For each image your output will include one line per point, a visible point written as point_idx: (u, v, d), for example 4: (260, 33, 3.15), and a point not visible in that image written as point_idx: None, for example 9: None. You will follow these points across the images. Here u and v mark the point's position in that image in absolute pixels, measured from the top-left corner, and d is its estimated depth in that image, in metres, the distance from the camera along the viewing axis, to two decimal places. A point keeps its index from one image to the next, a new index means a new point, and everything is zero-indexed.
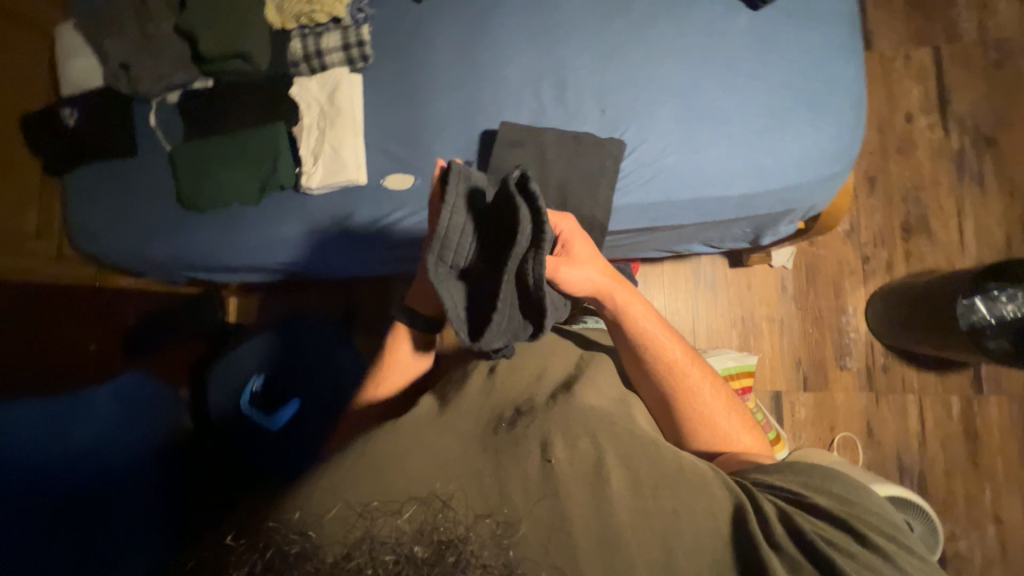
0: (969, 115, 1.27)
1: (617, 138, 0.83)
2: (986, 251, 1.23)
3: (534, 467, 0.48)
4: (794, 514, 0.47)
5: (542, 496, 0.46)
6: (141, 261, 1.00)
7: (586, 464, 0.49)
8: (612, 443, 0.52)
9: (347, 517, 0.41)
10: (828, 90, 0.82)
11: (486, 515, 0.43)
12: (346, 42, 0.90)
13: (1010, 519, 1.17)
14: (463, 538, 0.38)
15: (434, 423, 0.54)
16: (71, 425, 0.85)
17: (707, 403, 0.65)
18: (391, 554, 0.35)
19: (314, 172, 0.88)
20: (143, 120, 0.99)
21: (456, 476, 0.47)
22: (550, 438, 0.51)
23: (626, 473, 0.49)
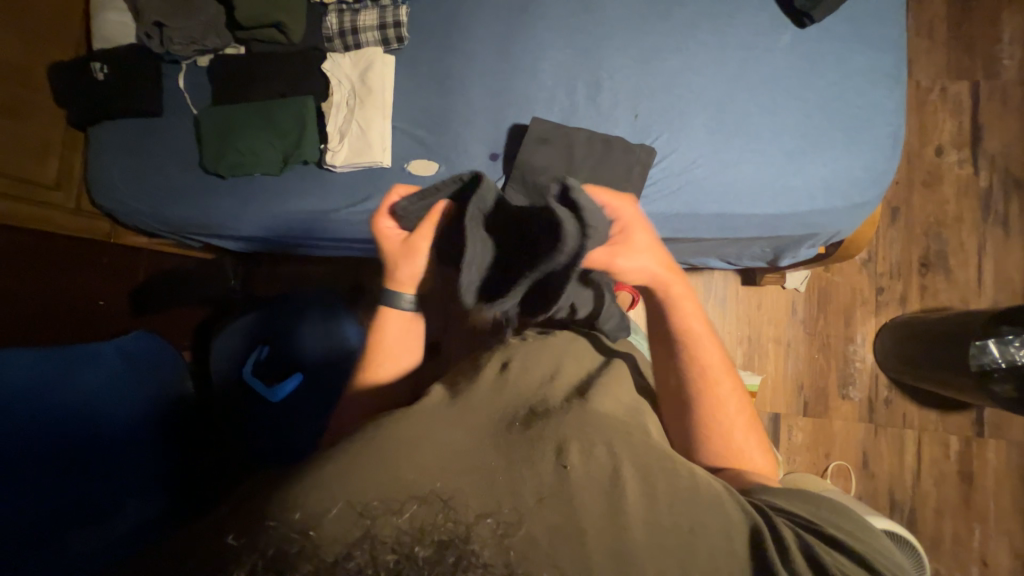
0: (1000, 154, 1.25)
1: (648, 145, 0.82)
2: (1002, 294, 1.22)
3: (548, 470, 0.48)
4: (820, 550, 0.46)
5: (554, 499, 0.45)
6: (157, 222, 1.00)
7: (601, 471, 0.49)
8: (628, 452, 0.51)
9: (348, 514, 0.41)
10: (865, 117, 0.81)
11: (488, 514, 0.43)
12: (382, 21, 0.89)
13: (996, 564, 1.17)
14: (464, 538, 0.38)
15: (446, 417, 0.55)
16: (73, 376, 0.81)
17: (730, 417, 0.64)
18: (391, 554, 0.36)
19: (339, 150, 0.88)
20: (172, 81, 0.98)
21: (466, 474, 0.47)
22: (567, 443, 0.50)
23: (642, 484, 0.49)
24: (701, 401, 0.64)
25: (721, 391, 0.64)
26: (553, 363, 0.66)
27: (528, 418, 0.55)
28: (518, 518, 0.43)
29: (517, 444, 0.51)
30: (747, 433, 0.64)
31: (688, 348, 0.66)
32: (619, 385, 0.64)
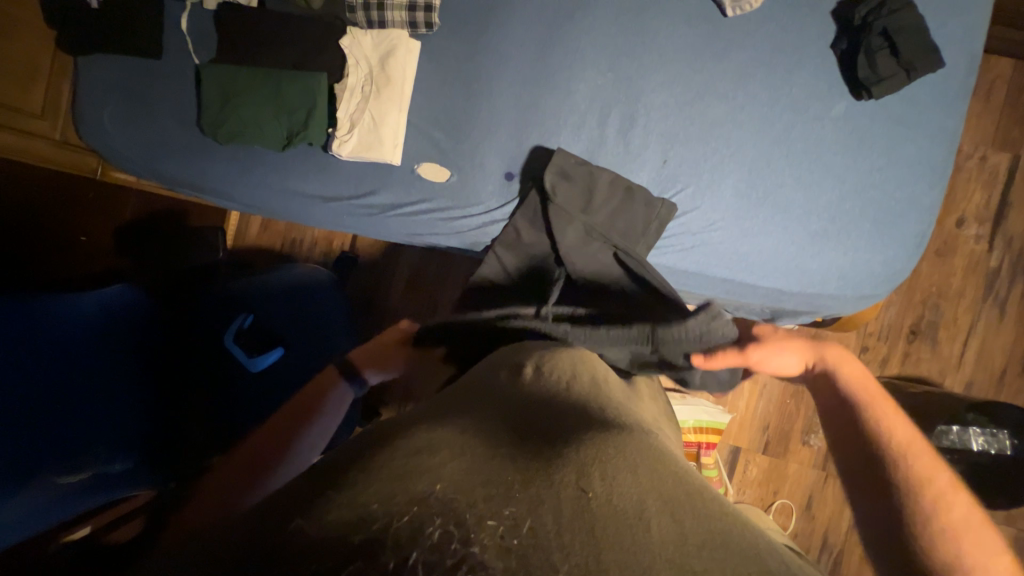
0: (1018, 237, 1.23)
1: (669, 199, 0.79)
2: (978, 374, 1.24)
3: (567, 493, 0.41)
4: None
5: (569, 522, 0.38)
6: (148, 172, 0.94)
7: (625, 499, 0.41)
8: (654, 481, 0.44)
9: (349, 516, 0.38)
10: (897, 208, 0.78)
11: (490, 517, 0.38)
12: (413, 2, 0.81)
13: None
14: (463, 543, 0.36)
15: (474, 424, 0.50)
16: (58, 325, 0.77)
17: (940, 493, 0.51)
18: (391, 561, 0.34)
19: (348, 139, 0.83)
20: (175, 20, 0.89)
21: (478, 477, 0.42)
22: (588, 463, 0.44)
23: (671, 520, 0.40)
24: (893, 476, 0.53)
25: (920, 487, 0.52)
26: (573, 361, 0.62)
27: (549, 431, 0.49)
28: (529, 524, 0.38)
29: (537, 457, 0.46)
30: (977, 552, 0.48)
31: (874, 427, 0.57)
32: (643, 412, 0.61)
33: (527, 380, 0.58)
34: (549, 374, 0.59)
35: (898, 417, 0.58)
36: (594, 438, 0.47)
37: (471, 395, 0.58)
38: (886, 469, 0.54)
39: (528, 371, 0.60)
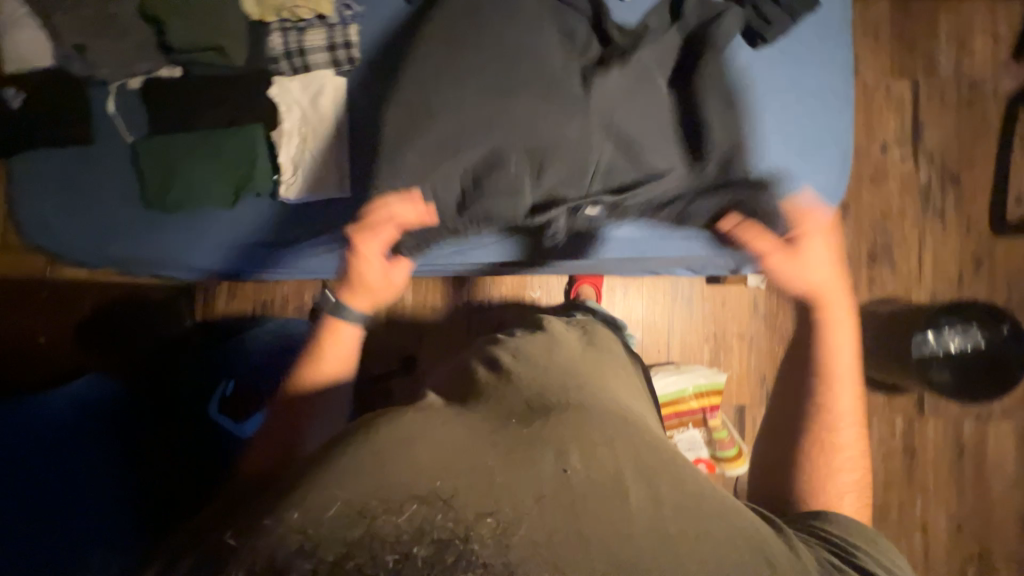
0: (938, 150, 1.32)
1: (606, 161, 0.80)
2: (939, 282, 1.31)
3: (549, 471, 0.46)
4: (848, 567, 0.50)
5: (551, 502, 0.44)
6: (98, 259, 0.93)
7: (605, 474, 0.47)
8: (632, 455, 0.51)
9: (348, 512, 0.41)
10: (817, 137, 0.85)
11: (488, 513, 0.42)
12: (332, 42, 0.86)
13: (936, 530, 1.28)
14: (462, 539, 0.40)
15: (446, 418, 0.53)
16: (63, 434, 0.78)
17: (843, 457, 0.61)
18: (390, 554, 0.38)
19: (294, 182, 0.86)
20: (101, 105, 0.90)
21: (461, 471, 0.45)
22: (566, 449, 0.49)
23: (648, 491, 0.47)
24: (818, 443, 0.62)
25: (840, 428, 0.62)
26: (546, 348, 0.70)
27: (524, 407, 0.56)
28: (520, 519, 0.42)
29: (513, 441, 0.49)
30: (855, 479, 0.61)
31: (821, 363, 0.64)
32: (607, 374, 0.69)
33: (506, 373, 0.63)
34: (523, 361, 0.65)
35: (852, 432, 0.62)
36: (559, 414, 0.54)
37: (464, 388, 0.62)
38: (828, 444, 0.62)
39: (506, 359, 0.66)
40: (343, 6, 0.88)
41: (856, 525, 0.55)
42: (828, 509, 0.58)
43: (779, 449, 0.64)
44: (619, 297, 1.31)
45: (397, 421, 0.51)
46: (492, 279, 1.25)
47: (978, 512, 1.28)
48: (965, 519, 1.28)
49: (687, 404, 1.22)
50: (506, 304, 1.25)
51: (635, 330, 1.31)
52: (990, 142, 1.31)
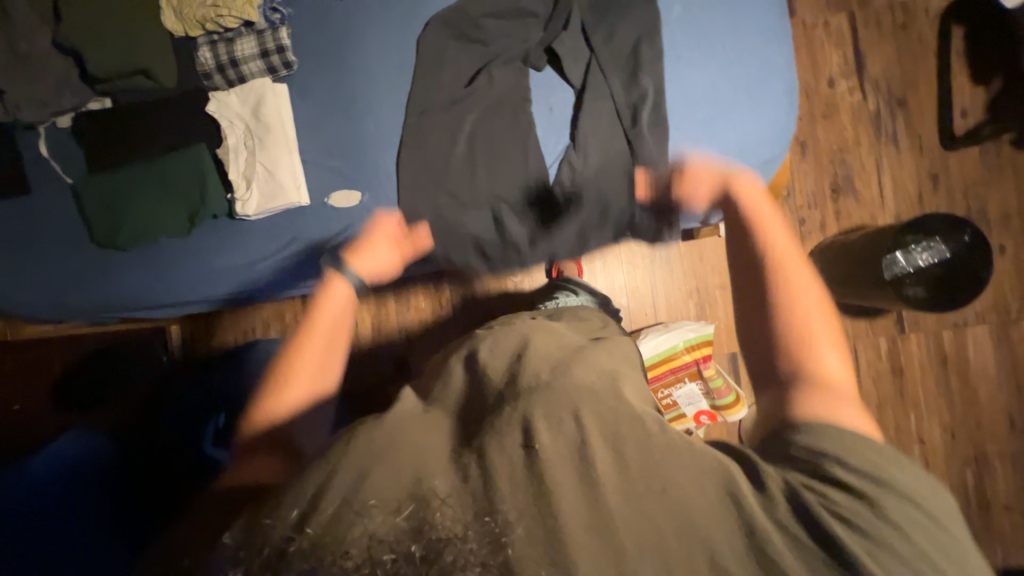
0: (882, 77, 1.34)
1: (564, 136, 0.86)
2: (901, 204, 1.34)
3: (514, 453, 0.48)
4: (812, 500, 0.45)
5: (523, 484, 0.46)
6: (60, 312, 0.90)
7: (570, 447, 0.49)
8: (600, 420, 0.51)
9: (343, 510, 0.44)
10: (764, 76, 0.85)
11: (485, 513, 0.44)
12: (264, 48, 0.82)
13: (932, 441, 1.33)
14: (460, 537, 0.43)
15: (427, 420, 0.55)
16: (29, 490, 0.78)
17: (806, 302, 0.60)
18: (390, 553, 0.41)
19: (249, 197, 0.82)
20: (31, 150, 0.85)
21: (440, 469, 0.48)
22: (533, 423, 0.50)
23: (613, 456, 0.48)
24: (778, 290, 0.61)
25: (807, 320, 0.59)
26: (521, 340, 0.67)
27: (495, 398, 0.56)
28: (512, 510, 0.45)
29: (485, 429, 0.51)
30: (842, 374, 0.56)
31: (770, 262, 0.63)
32: (597, 355, 0.65)
33: (483, 371, 0.62)
34: (496, 356, 0.64)
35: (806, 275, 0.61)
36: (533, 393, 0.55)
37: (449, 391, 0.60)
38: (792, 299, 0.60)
39: (478, 355, 0.65)
40: (270, 9, 0.84)
41: (850, 432, 0.49)
42: (823, 418, 0.51)
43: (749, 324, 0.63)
44: (599, 268, 1.32)
45: (378, 426, 0.52)
46: None
47: (970, 417, 1.33)
48: (957, 426, 1.33)
49: (680, 359, 1.24)
50: (489, 293, 1.25)
51: (620, 297, 1.32)
52: (930, 61, 1.34)
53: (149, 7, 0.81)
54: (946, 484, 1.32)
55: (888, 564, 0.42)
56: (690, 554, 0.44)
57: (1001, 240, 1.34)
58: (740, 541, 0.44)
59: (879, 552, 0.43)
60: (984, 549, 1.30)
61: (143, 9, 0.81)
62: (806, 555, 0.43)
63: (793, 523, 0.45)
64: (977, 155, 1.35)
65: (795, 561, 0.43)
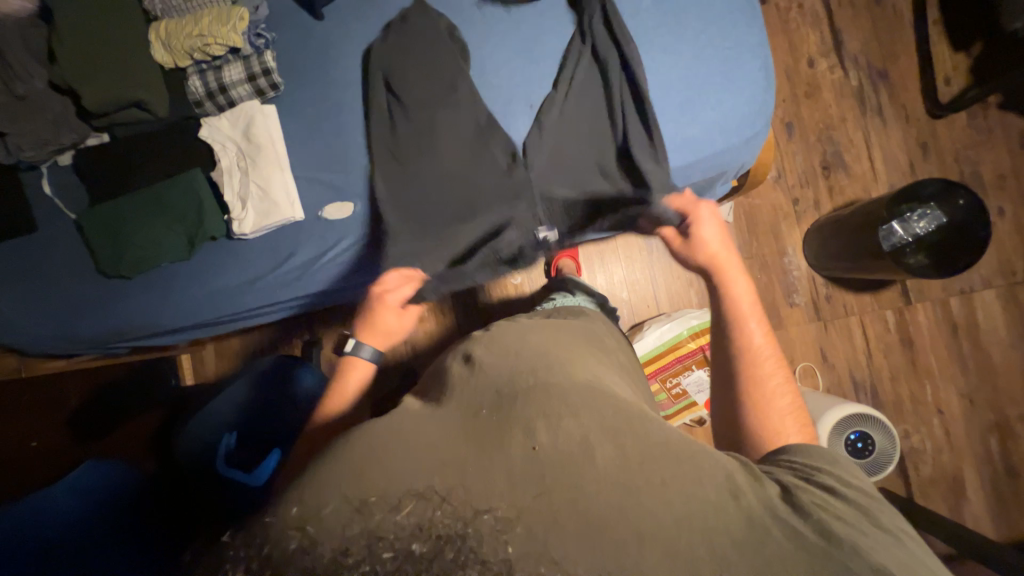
0: (861, 52, 1.35)
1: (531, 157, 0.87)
2: (893, 175, 1.34)
3: (518, 452, 0.49)
4: (800, 496, 0.50)
5: (523, 482, 0.47)
6: (69, 341, 0.92)
7: (572, 443, 0.49)
8: (597, 419, 0.53)
9: (346, 505, 0.45)
10: (737, 56, 0.89)
11: (486, 510, 0.44)
12: (250, 72, 0.86)
13: (950, 410, 1.30)
14: (461, 534, 0.42)
15: (430, 416, 0.55)
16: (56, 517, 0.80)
17: (775, 393, 0.67)
18: (389, 550, 0.40)
19: (245, 216, 0.85)
20: (35, 190, 0.89)
21: (442, 466, 0.48)
22: (533, 426, 0.51)
23: (614, 450, 0.50)
24: (747, 381, 0.68)
25: (773, 389, 0.67)
26: (518, 339, 0.70)
27: (494, 396, 0.57)
28: (518, 512, 0.45)
29: (483, 426, 0.53)
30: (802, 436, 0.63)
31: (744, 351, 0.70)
32: (581, 355, 0.67)
33: (480, 367, 0.63)
34: (491, 352, 0.66)
35: (775, 369, 0.69)
36: (524, 396, 0.56)
37: (448, 387, 0.61)
38: (761, 380, 0.68)
39: (476, 356, 0.66)
40: (256, 35, 0.87)
41: (826, 453, 0.58)
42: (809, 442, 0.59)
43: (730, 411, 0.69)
44: (596, 263, 1.32)
45: (379, 426, 0.54)
46: None
47: (987, 383, 1.31)
48: (974, 393, 1.31)
49: (686, 347, 1.23)
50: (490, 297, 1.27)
51: (620, 291, 1.32)
52: (908, 33, 1.35)
53: (138, 42, 0.85)
54: (971, 452, 1.29)
55: (885, 551, 0.45)
56: (695, 546, 0.44)
57: (999, 202, 1.33)
58: (751, 532, 0.45)
59: (862, 534, 0.47)
60: (1016, 517, 1.27)
61: (131, 43, 0.85)
62: (802, 540, 0.45)
63: (788, 515, 0.48)
64: (965, 120, 1.35)
65: (796, 548, 0.45)
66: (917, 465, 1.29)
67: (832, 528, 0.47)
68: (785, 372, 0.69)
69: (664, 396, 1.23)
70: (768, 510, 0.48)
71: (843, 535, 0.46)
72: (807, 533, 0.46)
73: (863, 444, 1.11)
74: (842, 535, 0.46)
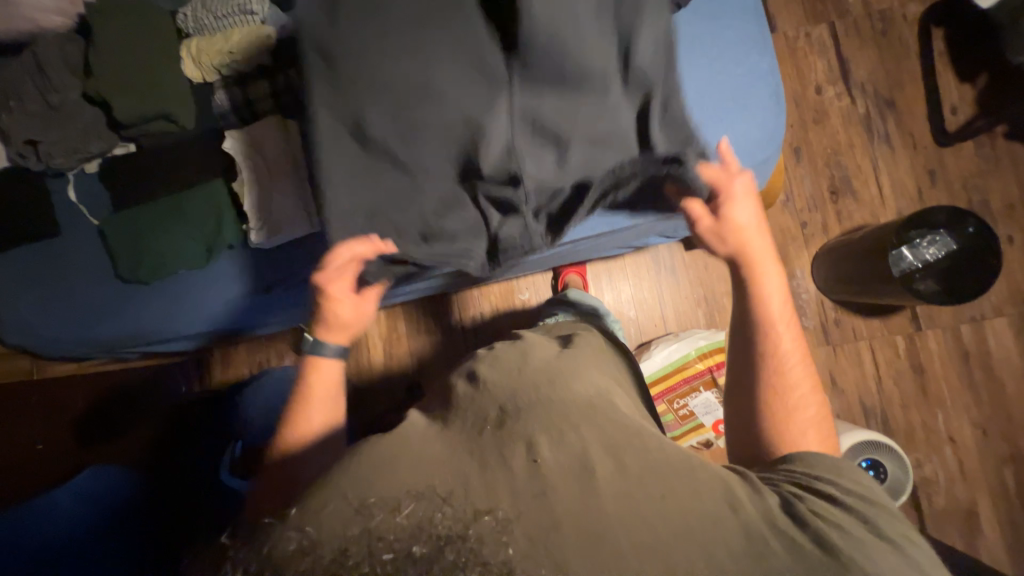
0: (868, 80, 1.38)
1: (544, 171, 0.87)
2: (901, 201, 1.35)
3: (519, 463, 0.49)
4: (798, 507, 0.50)
5: (525, 493, 0.46)
6: (83, 345, 0.93)
7: (572, 456, 0.50)
8: (598, 435, 0.53)
9: (346, 510, 0.43)
10: (749, 84, 0.91)
11: (487, 512, 0.44)
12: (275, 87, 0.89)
13: (963, 439, 1.28)
14: (462, 535, 0.41)
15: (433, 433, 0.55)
16: (41, 524, 0.79)
17: (795, 380, 0.64)
18: (389, 552, 0.39)
19: (263, 226, 0.88)
20: (61, 196, 0.92)
21: (449, 471, 0.48)
22: (534, 439, 0.51)
23: (612, 463, 0.50)
24: (767, 371, 0.65)
25: (790, 379, 0.64)
26: (521, 354, 0.70)
27: (497, 411, 0.57)
28: (518, 516, 0.44)
29: (484, 438, 0.52)
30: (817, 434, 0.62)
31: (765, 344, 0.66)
32: (586, 370, 0.68)
33: (482, 384, 0.62)
34: (495, 368, 0.66)
35: (795, 361, 0.65)
36: (526, 409, 0.56)
37: (450, 404, 0.61)
38: (781, 375, 0.65)
39: (479, 372, 0.65)
40: None
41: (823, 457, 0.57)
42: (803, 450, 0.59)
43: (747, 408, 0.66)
44: (605, 282, 1.33)
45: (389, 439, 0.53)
46: (479, 293, 1.28)
47: (999, 411, 1.29)
48: (988, 423, 1.29)
49: (693, 367, 1.23)
50: (498, 312, 1.27)
51: (627, 309, 1.33)
52: (915, 62, 1.38)
53: (169, 56, 0.89)
54: (984, 483, 1.27)
55: (888, 561, 0.45)
56: (692, 559, 0.44)
57: (1008, 230, 1.33)
58: (746, 545, 0.45)
59: (868, 544, 0.47)
60: None
61: (162, 57, 0.88)
62: (803, 554, 0.45)
63: (791, 528, 0.48)
64: (973, 148, 1.36)
65: (785, 552, 0.45)
66: (929, 495, 1.26)
67: (829, 540, 0.46)
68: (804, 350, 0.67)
69: (671, 416, 1.22)
70: (769, 524, 0.48)
71: (841, 548, 0.46)
72: (805, 544, 0.46)
73: (874, 471, 1.09)
74: (841, 548, 0.46)
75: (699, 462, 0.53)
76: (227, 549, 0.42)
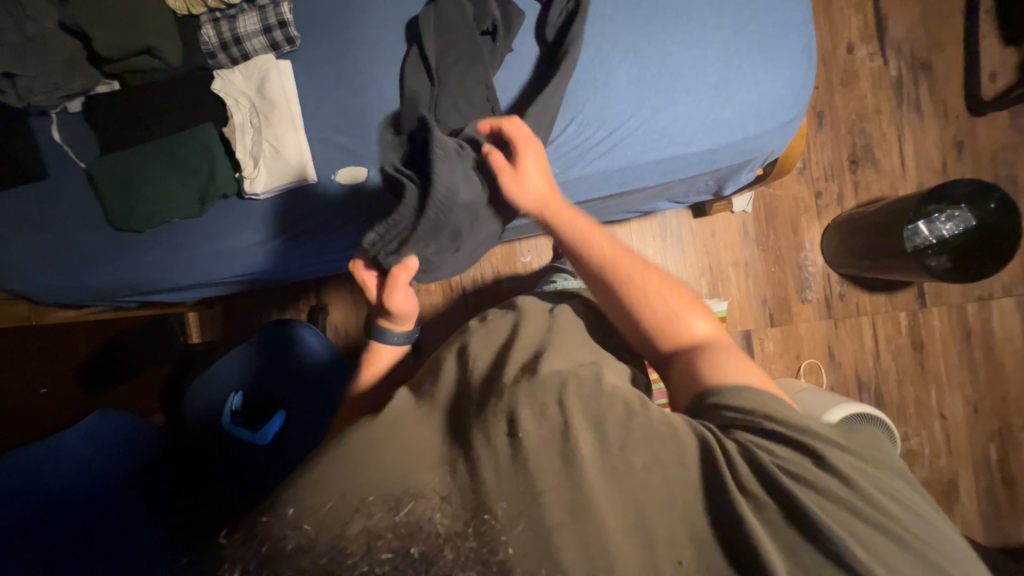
0: (905, 40, 1.28)
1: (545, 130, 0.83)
2: (923, 173, 1.30)
3: (500, 443, 0.48)
4: (776, 474, 0.47)
5: (509, 475, 0.46)
6: (79, 293, 0.91)
7: (555, 430, 0.49)
8: (582, 403, 0.52)
9: (344, 505, 0.43)
10: (780, 35, 0.85)
11: (483, 511, 0.43)
12: (266, 24, 0.83)
13: (953, 415, 1.30)
14: (459, 535, 0.41)
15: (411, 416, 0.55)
16: (55, 468, 0.82)
17: (642, 286, 0.68)
18: (387, 551, 0.39)
19: (257, 175, 0.84)
20: (46, 135, 0.88)
21: (434, 467, 0.48)
22: (517, 411, 0.50)
23: (593, 435, 0.50)
24: (618, 282, 0.69)
25: (635, 276, 0.68)
26: (510, 330, 0.70)
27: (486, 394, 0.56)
28: (518, 515, 0.43)
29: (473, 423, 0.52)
30: (680, 298, 0.68)
31: (604, 264, 0.70)
32: (576, 345, 0.67)
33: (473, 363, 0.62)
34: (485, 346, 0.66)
35: (623, 262, 0.70)
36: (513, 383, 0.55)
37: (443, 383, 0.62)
38: (625, 285, 0.68)
39: (470, 350, 0.65)
40: None
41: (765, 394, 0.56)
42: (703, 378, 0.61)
43: (627, 325, 0.69)
44: None
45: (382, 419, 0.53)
46: None
47: (993, 391, 1.30)
48: (981, 401, 1.30)
49: None
50: (499, 273, 1.26)
51: None
52: (957, 20, 1.28)
53: None
54: (968, 458, 1.29)
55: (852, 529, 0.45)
56: (675, 533, 0.45)
57: None
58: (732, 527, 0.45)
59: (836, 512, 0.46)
60: (1008, 525, 1.28)
61: None
62: (788, 544, 0.45)
63: (775, 513, 0.46)
64: (1006, 119, 1.29)
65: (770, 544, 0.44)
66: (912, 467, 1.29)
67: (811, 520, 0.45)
68: (626, 248, 0.71)
69: None
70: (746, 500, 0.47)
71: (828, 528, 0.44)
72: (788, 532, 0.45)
73: None
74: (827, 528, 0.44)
75: (681, 425, 0.52)
76: (222, 537, 0.43)
